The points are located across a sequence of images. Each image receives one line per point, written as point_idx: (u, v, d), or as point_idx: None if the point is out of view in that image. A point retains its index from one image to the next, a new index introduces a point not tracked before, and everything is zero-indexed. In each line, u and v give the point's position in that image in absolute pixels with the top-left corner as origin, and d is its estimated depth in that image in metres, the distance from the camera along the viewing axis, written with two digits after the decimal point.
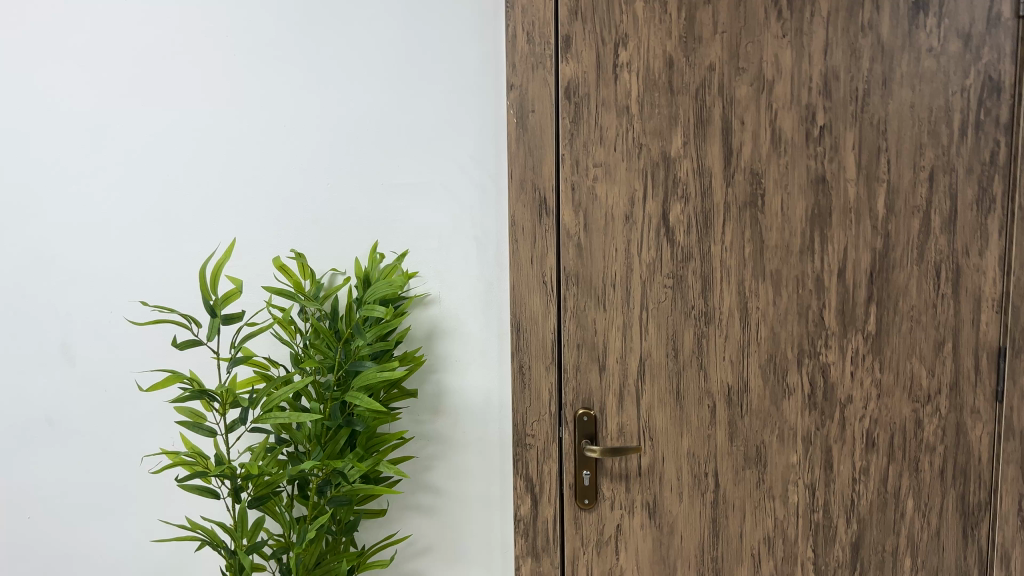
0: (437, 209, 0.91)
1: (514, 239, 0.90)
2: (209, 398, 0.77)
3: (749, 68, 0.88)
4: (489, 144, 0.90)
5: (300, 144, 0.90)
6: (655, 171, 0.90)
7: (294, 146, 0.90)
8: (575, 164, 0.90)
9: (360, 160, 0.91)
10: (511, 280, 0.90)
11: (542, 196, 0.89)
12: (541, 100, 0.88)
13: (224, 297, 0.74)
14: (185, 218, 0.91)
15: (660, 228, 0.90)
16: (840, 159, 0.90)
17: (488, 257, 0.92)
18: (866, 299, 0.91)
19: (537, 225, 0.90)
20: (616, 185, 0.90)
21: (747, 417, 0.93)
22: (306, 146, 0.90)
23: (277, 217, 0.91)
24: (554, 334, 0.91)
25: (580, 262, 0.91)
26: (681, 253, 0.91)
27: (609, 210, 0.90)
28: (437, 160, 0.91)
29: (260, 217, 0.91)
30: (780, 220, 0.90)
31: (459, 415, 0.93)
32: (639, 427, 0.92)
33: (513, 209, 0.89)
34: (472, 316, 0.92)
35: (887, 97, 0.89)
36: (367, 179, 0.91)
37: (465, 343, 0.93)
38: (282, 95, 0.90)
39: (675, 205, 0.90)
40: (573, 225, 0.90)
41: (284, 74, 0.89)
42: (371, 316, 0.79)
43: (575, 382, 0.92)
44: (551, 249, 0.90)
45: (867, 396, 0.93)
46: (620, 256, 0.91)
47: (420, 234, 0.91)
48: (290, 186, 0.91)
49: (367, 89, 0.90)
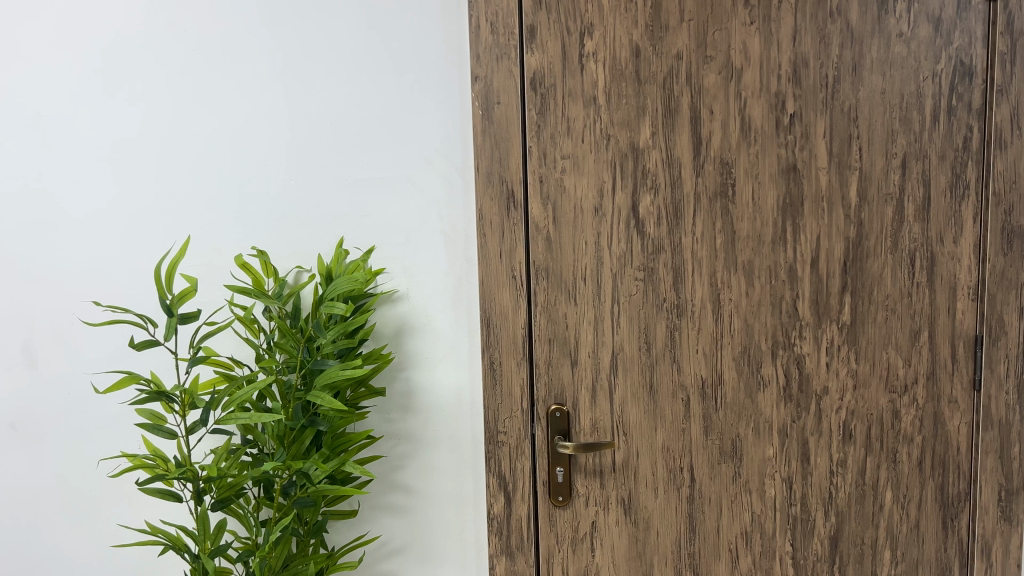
0: (403, 204, 0.90)
1: (482, 233, 0.88)
2: (168, 399, 0.76)
3: (716, 56, 0.87)
4: (455, 138, 0.89)
5: (263, 140, 0.89)
6: (624, 161, 0.88)
7: (257, 142, 0.89)
8: (543, 156, 0.88)
9: (324, 156, 0.89)
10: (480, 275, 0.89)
11: (510, 188, 0.88)
12: (506, 91, 0.87)
13: (180, 295, 0.73)
14: (149, 218, 0.90)
15: (630, 220, 0.89)
16: (811, 147, 0.88)
17: (457, 252, 0.90)
18: (840, 289, 0.90)
19: (505, 218, 0.88)
20: (584, 176, 0.89)
21: (722, 409, 0.91)
22: (270, 142, 0.89)
23: (240, 216, 0.90)
24: (524, 329, 0.89)
25: (550, 255, 0.89)
26: (651, 245, 0.89)
27: (579, 202, 0.89)
28: (403, 154, 0.89)
29: (225, 215, 0.90)
30: (752, 210, 0.89)
31: (429, 413, 0.92)
32: (613, 423, 0.91)
33: (480, 203, 0.88)
34: (441, 311, 0.91)
35: (858, 83, 0.88)
36: (332, 174, 0.90)
37: (435, 339, 0.91)
38: (240, 91, 0.88)
39: (645, 196, 0.89)
40: (542, 218, 0.89)
41: (246, 70, 0.88)
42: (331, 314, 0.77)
43: (547, 378, 0.90)
44: (520, 242, 0.89)
45: (844, 386, 0.91)
46: (591, 249, 0.89)
47: (387, 229, 0.90)
48: (254, 183, 0.89)
49: (330, 84, 0.88)
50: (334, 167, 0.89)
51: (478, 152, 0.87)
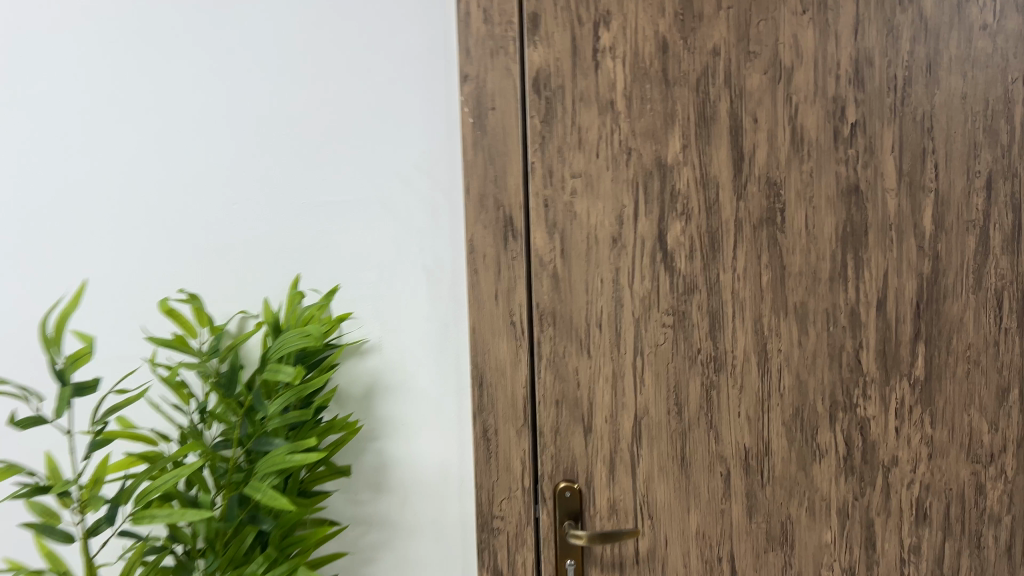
0: (375, 234, 0.72)
1: (471, 270, 0.71)
2: (64, 493, 0.58)
3: (761, 52, 0.71)
4: (439, 152, 0.72)
5: (205, 152, 0.72)
6: (649, 181, 0.72)
7: (200, 154, 0.72)
8: (548, 175, 0.71)
9: (277, 173, 0.72)
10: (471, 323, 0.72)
11: (508, 214, 0.71)
12: (503, 94, 0.70)
13: (73, 357, 0.55)
14: (69, 247, 0.73)
15: (656, 254, 0.72)
16: (876, 163, 0.72)
17: (443, 291, 0.73)
18: (913, 336, 0.73)
19: (501, 252, 0.71)
20: (599, 200, 0.72)
21: (769, 485, 0.74)
22: (215, 155, 0.73)
23: (175, 246, 0.73)
24: (526, 389, 0.72)
25: (557, 297, 0.72)
26: (683, 284, 0.72)
27: (593, 231, 0.72)
28: (374, 170, 0.72)
29: (160, 244, 0.73)
30: (807, 241, 0.72)
31: (406, 494, 0.74)
32: (636, 503, 0.73)
33: (470, 232, 0.71)
34: (424, 365, 0.73)
35: (933, 86, 0.71)
36: (286, 197, 0.72)
37: (414, 402, 0.73)
38: (180, 92, 0.72)
39: (674, 224, 0.72)
40: (547, 251, 0.72)
41: (187, 67, 0.72)
42: (278, 381, 0.60)
43: (554, 449, 0.72)
44: (520, 282, 0.71)
45: (916, 457, 0.74)
46: (607, 290, 0.72)
47: (355, 264, 0.73)
48: (195, 204, 0.73)
49: (286, 86, 0.72)
50: (290, 187, 0.72)
51: (468, 169, 0.70)
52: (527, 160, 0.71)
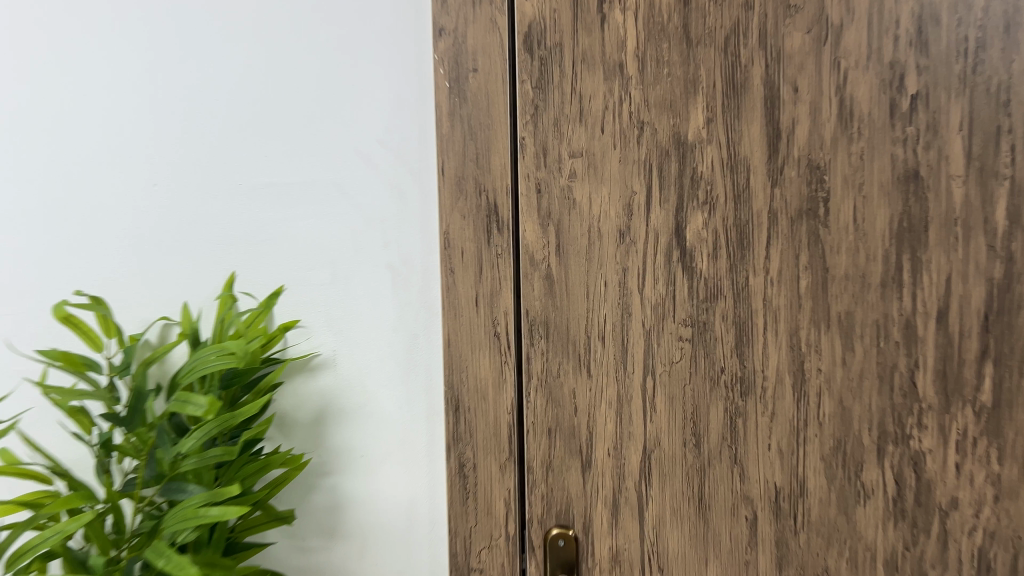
0: (329, 223, 0.59)
1: (445, 269, 0.58)
2: None
3: (805, 5, 0.57)
4: (410, 123, 0.59)
5: (122, 121, 0.59)
6: (664, 163, 0.59)
7: (112, 125, 0.59)
8: (543, 154, 0.58)
9: (208, 152, 0.59)
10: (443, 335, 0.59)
11: (493, 201, 0.58)
12: (487, 52, 0.57)
13: None
14: None
15: (672, 252, 0.59)
16: (940, 144, 0.57)
17: (411, 296, 0.60)
18: (980, 354, 0.59)
19: (484, 247, 0.58)
20: (604, 186, 0.59)
21: (804, 532, 0.61)
22: (131, 126, 0.59)
23: (83, 236, 0.59)
24: (513, 414, 0.59)
25: (551, 303, 0.59)
26: (705, 290, 0.59)
27: (595, 224, 0.59)
28: (328, 149, 0.59)
29: (66, 237, 0.59)
30: (855, 238, 0.59)
31: (367, 539, 0.61)
32: (643, 553, 0.61)
33: (446, 223, 0.58)
34: (386, 387, 0.60)
35: (1013, 50, 0.56)
36: (220, 180, 0.59)
37: (376, 429, 0.60)
38: (88, 43, 0.58)
39: (695, 216, 0.59)
40: (541, 247, 0.59)
41: (96, 21, 0.58)
42: (185, 413, 0.49)
43: (545, 487, 0.60)
44: (506, 283, 0.59)
45: (981, 499, 0.59)
46: (612, 295, 0.59)
47: (305, 260, 0.60)
48: (107, 188, 0.59)
49: (218, 45, 0.58)
50: (224, 168, 0.59)
51: (443, 145, 0.57)
52: (517, 136, 0.58)
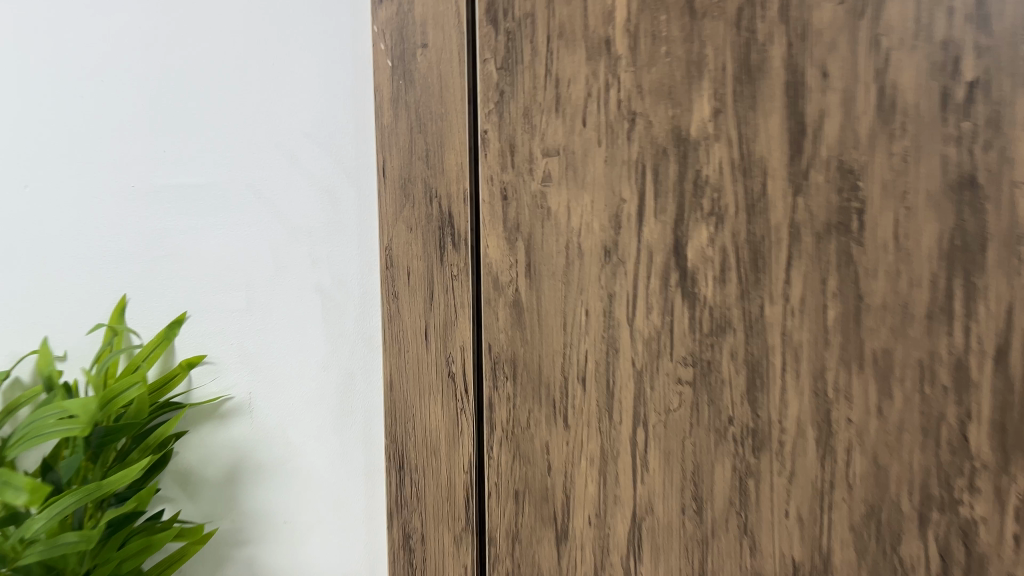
0: (279, 273, 0.69)
1: (390, 294, 0.57)
2: None
3: None
4: (351, 184, 0.68)
5: (130, 170, 0.71)
6: (661, 163, 0.47)
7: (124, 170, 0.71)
8: (509, 155, 0.50)
9: (209, 160, 0.70)
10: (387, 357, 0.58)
11: (448, 212, 0.52)
12: (441, 26, 0.52)
13: None
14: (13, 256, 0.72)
15: (670, 277, 0.47)
16: (1005, 143, 0.38)
17: (342, 335, 0.68)
18: None
19: (437, 264, 0.53)
20: (588, 196, 0.48)
21: None
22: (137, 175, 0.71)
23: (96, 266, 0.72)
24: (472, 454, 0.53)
25: (518, 334, 0.49)
26: (710, 324, 0.47)
27: (573, 239, 0.49)
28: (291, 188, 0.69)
29: (88, 234, 0.72)
30: (896, 258, 0.42)
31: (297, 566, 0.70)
32: None
33: (393, 241, 0.56)
34: (307, 439, 0.69)
35: None
36: (214, 183, 0.70)
37: (307, 466, 0.70)
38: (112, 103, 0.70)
39: (699, 230, 0.47)
40: (508, 266, 0.50)
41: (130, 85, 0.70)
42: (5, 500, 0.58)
43: (510, 563, 0.53)
44: (464, 307, 0.52)
45: None
46: (594, 326, 0.49)
47: (252, 312, 0.70)
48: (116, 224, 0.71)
49: (221, 115, 0.69)
50: (200, 216, 0.70)
51: (386, 148, 0.55)
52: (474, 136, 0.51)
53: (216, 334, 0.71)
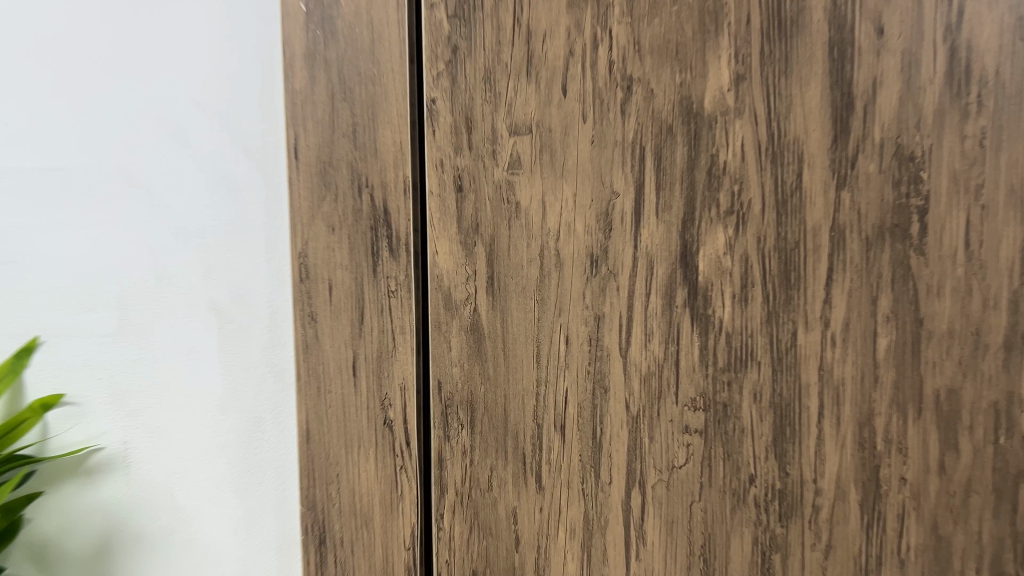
0: (161, 308, 0.52)
1: (303, 321, 0.38)
2: None
3: None
4: (253, 204, 0.50)
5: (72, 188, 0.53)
6: (665, 145, 0.36)
7: (64, 190, 0.54)
8: (467, 128, 0.35)
9: (132, 132, 0.52)
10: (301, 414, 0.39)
11: (383, 205, 0.36)
12: None
13: None
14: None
15: (676, 295, 0.36)
16: None
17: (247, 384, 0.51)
18: None
19: (367, 278, 0.37)
20: (571, 185, 0.36)
21: None
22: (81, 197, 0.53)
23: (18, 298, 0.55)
24: (417, 529, 0.38)
25: (475, 368, 0.37)
26: (728, 354, 0.37)
27: (549, 243, 0.36)
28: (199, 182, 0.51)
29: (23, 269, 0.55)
30: (965, 271, 0.33)
31: None
32: None
33: (306, 244, 0.37)
34: (201, 501, 0.52)
35: None
36: (112, 166, 0.53)
37: (197, 551, 0.53)
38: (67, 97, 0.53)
39: (714, 234, 0.36)
40: (461, 282, 0.36)
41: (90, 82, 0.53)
42: None
43: None
44: (405, 335, 0.37)
45: None
46: (577, 359, 0.36)
47: (130, 357, 0.53)
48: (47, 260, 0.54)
49: (157, 128, 0.51)
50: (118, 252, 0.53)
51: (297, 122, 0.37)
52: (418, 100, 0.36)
53: (86, 362, 0.54)
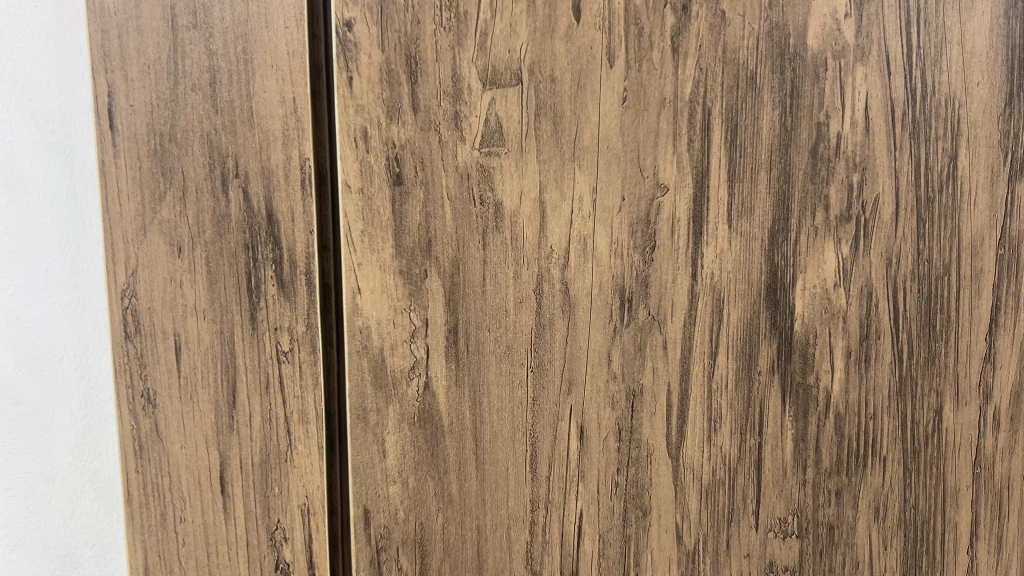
0: None
1: (127, 402, 0.21)
2: None
3: None
4: (81, 333, 0.26)
5: None
6: (744, 106, 0.21)
7: None
8: (408, 75, 0.20)
9: None
10: (133, 558, 0.22)
11: (264, 207, 0.20)
12: None
13: None
14: None
15: (761, 355, 0.22)
16: None
17: (76, 484, 0.26)
18: None
19: (239, 330, 0.21)
20: (594, 177, 0.21)
21: None
22: None
23: None
24: None
25: (428, 488, 0.21)
26: (848, 439, 0.23)
27: (552, 272, 0.21)
28: (20, 175, 0.25)
29: None
30: None
31: None
32: None
33: (134, 273, 0.21)
34: None
35: None
36: None
37: None
38: None
39: (819, 252, 0.22)
40: (402, 344, 0.21)
41: None
42: None
43: None
44: (309, 430, 0.21)
45: None
46: (599, 466, 0.22)
47: None
48: None
49: None
50: None
51: (115, 64, 0.20)
52: (318, 39, 0.20)
53: None
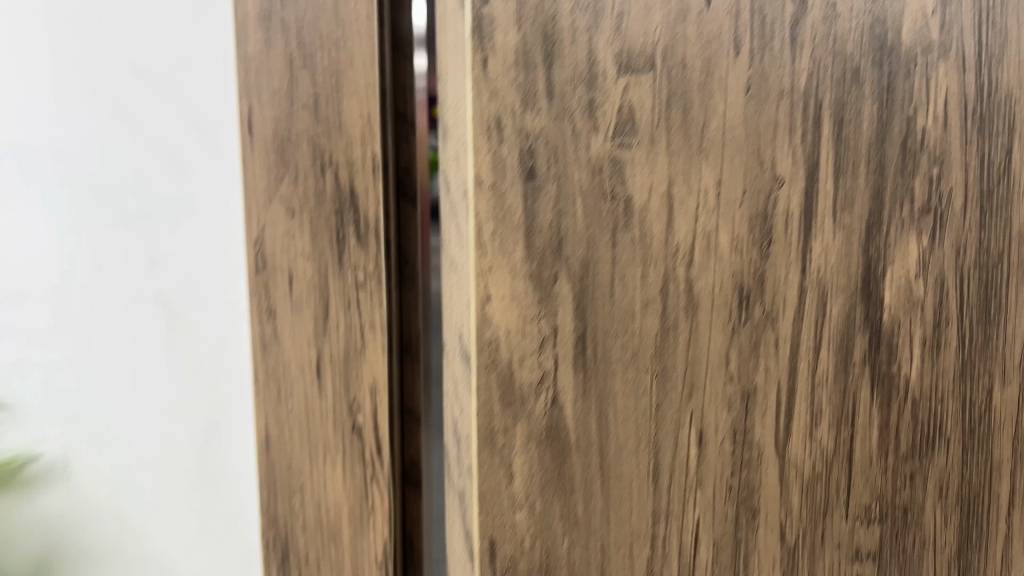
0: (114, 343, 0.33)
1: (257, 314, 0.25)
2: None
3: None
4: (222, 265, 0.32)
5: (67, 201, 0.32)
6: (850, 100, 0.21)
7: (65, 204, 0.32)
8: (546, 58, 0.19)
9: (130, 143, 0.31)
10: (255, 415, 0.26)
11: (348, 187, 0.23)
12: None
13: None
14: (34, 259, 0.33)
15: (854, 347, 0.22)
16: None
17: (221, 378, 0.33)
18: None
19: (331, 271, 0.24)
20: (717, 169, 0.20)
21: None
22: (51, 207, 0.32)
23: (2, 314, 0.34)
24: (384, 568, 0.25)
25: (554, 508, 0.21)
26: (922, 424, 0.23)
27: (678, 271, 0.20)
28: (180, 155, 0.31)
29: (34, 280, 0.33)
30: None
31: None
32: None
33: (261, 231, 0.24)
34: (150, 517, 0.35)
35: None
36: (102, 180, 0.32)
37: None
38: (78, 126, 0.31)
39: (905, 244, 0.22)
40: (530, 355, 0.20)
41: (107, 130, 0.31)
42: None
43: None
44: (374, 333, 0.24)
45: None
46: (713, 466, 0.21)
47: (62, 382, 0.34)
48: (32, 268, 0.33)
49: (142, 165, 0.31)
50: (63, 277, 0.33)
51: (248, 94, 0.24)
52: (406, 60, 0.24)
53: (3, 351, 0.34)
